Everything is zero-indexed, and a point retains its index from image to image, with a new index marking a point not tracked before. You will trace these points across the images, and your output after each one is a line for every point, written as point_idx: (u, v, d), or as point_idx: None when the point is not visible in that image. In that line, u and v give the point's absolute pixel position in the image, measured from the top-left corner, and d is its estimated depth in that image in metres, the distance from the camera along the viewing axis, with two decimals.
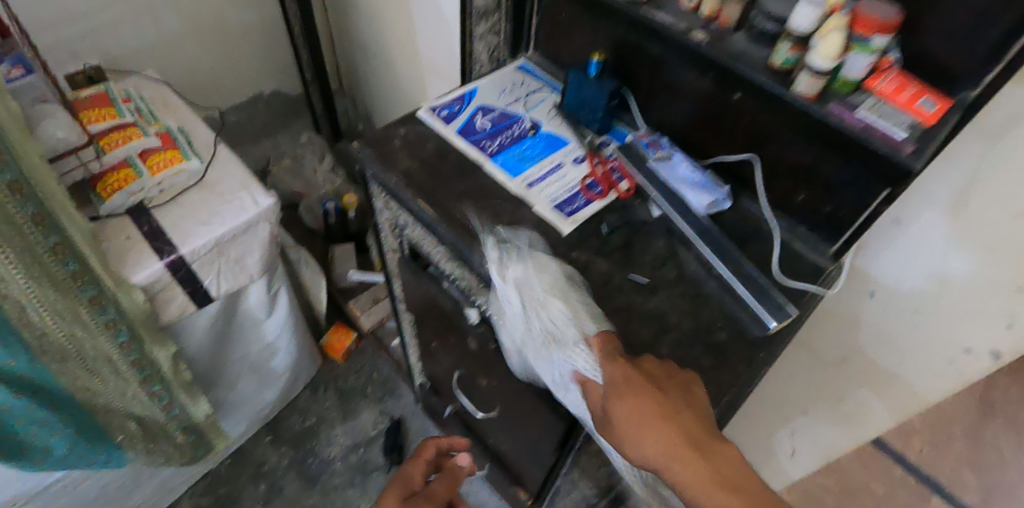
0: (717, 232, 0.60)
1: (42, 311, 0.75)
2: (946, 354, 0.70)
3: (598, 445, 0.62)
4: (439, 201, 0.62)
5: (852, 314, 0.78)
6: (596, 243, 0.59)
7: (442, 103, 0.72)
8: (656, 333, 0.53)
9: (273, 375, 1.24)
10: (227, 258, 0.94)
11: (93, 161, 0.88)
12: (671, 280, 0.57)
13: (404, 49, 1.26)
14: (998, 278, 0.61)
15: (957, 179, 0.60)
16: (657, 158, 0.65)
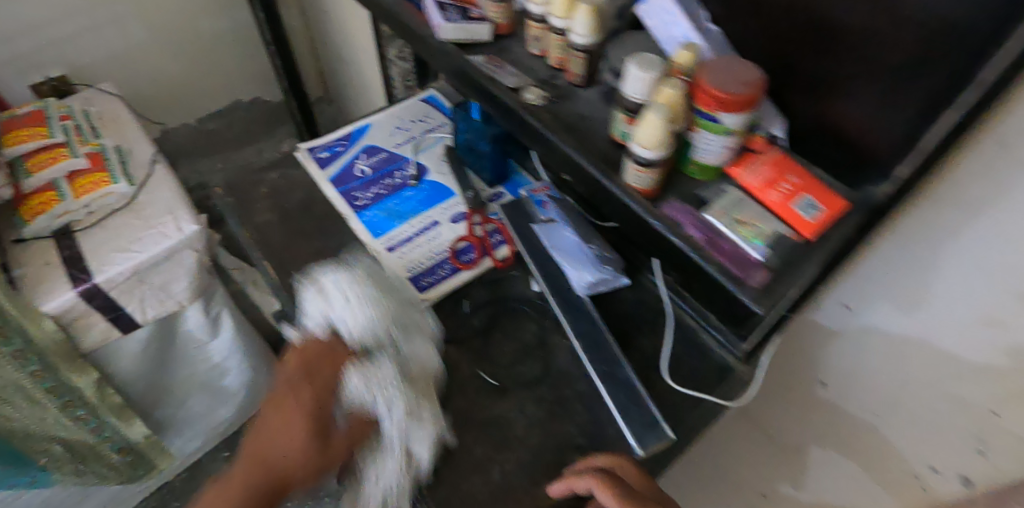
0: (598, 319, 0.50)
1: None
2: (908, 466, 0.57)
3: None
4: (287, 264, 0.54)
5: (802, 401, 0.66)
6: (450, 325, 0.50)
7: (325, 142, 0.64)
8: (493, 448, 0.44)
9: (227, 393, 1.21)
10: (151, 286, 0.91)
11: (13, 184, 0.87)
12: (530, 379, 0.48)
13: (371, 61, 1.20)
14: (966, 393, 0.48)
15: (912, 270, 0.47)
16: (544, 220, 0.55)
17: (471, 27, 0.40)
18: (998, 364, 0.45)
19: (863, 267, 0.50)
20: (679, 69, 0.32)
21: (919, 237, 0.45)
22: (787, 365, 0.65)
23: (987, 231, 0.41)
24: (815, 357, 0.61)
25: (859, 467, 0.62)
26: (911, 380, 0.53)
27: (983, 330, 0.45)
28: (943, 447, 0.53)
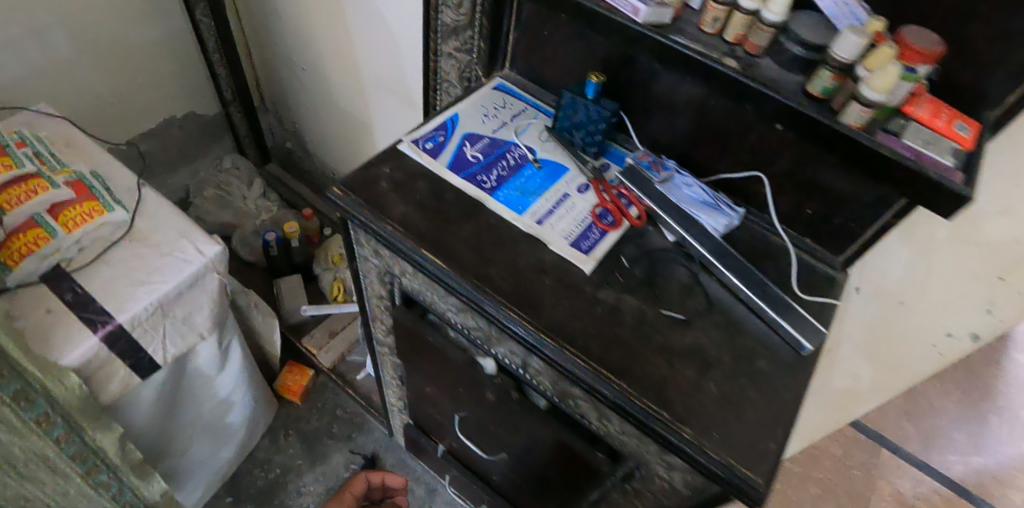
0: (734, 252, 0.59)
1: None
2: (939, 325, 0.73)
3: (641, 485, 0.58)
4: (449, 250, 0.56)
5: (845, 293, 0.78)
6: (620, 279, 0.56)
7: (425, 133, 0.66)
8: (699, 370, 0.51)
9: (228, 431, 1.12)
10: (173, 319, 0.82)
11: None
12: (702, 311, 0.55)
13: (340, 62, 1.15)
14: (979, 269, 0.66)
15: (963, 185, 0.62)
16: (660, 180, 0.63)
17: (665, 15, 0.49)
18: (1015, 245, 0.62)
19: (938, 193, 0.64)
20: (879, 35, 0.43)
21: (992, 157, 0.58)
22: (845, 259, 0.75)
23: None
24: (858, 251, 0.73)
25: (893, 328, 0.77)
26: (941, 283, 0.70)
27: (1002, 223, 0.61)
28: (962, 317, 0.71)
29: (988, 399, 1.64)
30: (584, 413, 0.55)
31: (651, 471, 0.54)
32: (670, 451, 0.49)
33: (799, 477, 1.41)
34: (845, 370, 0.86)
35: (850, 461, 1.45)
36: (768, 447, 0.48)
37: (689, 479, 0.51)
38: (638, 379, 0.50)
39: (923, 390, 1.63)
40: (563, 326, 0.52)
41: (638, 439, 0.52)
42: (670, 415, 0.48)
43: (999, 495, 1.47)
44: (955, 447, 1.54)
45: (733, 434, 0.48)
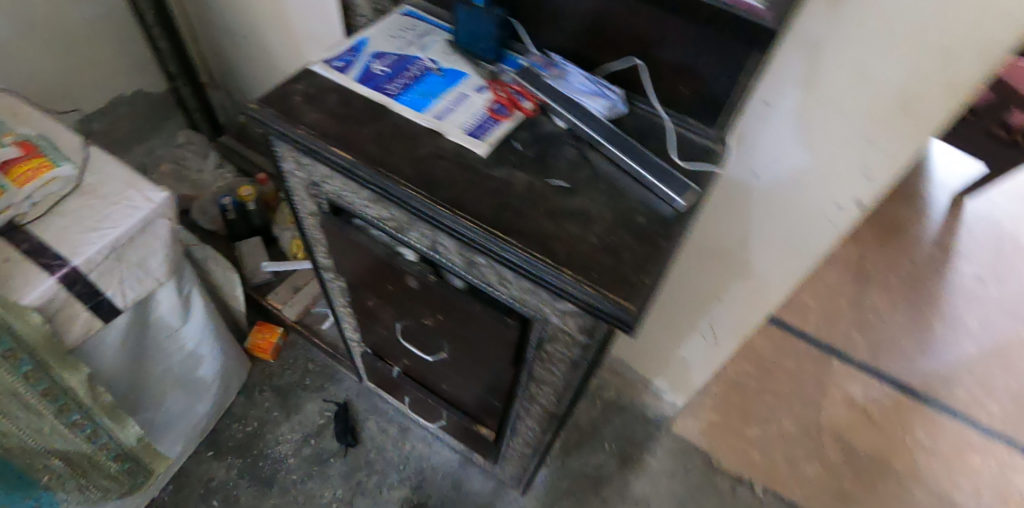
0: (618, 131, 0.66)
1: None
2: (827, 198, 0.81)
3: (550, 347, 0.64)
4: (356, 146, 0.62)
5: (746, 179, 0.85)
6: (512, 159, 0.62)
7: (336, 54, 0.71)
8: (581, 226, 0.58)
9: (201, 385, 1.17)
10: (128, 264, 0.88)
11: None
12: (587, 180, 0.62)
13: (276, 28, 1.20)
14: (849, 134, 0.73)
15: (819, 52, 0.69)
16: (552, 76, 0.69)
17: None
18: (870, 102, 0.69)
19: (802, 63, 0.71)
20: None
21: (836, 18, 0.65)
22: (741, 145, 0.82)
23: (860, 12, 0.64)
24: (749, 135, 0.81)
25: (791, 207, 0.84)
26: (821, 154, 0.77)
27: (856, 84, 0.69)
28: (844, 186, 0.78)
29: (933, 306, 1.72)
30: (488, 280, 0.61)
31: (553, 326, 0.61)
32: (559, 297, 0.56)
33: (755, 390, 1.49)
34: (760, 259, 0.94)
35: (802, 371, 1.54)
36: (640, 282, 0.54)
37: (580, 322, 0.57)
38: (525, 235, 0.56)
39: (871, 302, 1.71)
40: (459, 199, 0.58)
41: (533, 293, 0.58)
42: (552, 260, 0.54)
43: (944, 391, 1.55)
44: (904, 353, 1.61)
45: (610, 273, 0.55)
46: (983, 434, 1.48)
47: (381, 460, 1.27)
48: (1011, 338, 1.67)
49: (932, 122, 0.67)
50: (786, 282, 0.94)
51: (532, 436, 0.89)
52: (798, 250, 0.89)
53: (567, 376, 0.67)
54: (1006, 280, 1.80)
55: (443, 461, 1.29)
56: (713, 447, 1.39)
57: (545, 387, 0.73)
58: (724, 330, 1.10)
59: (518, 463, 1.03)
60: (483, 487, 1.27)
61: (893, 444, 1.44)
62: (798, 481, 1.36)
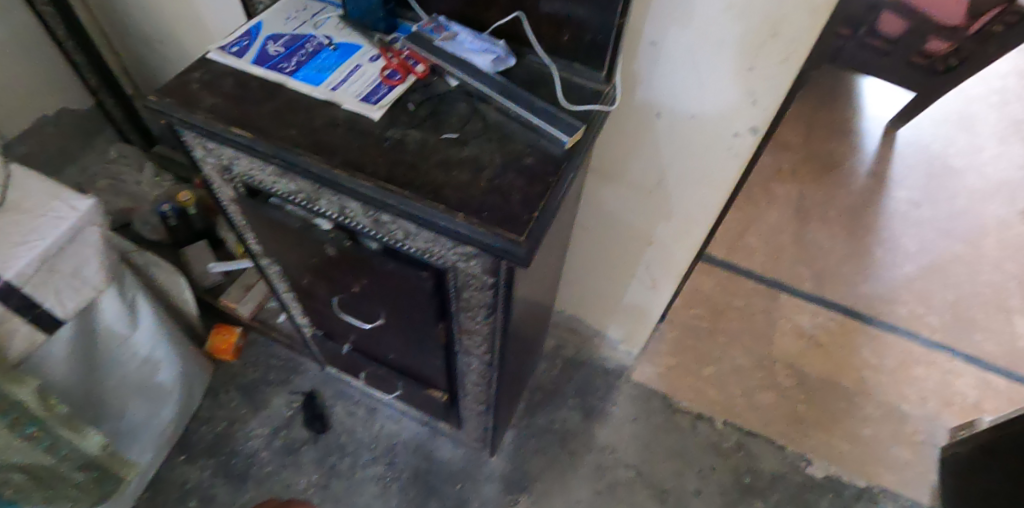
0: (507, 83, 0.69)
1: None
2: (725, 129, 0.85)
3: (466, 294, 0.68)
4: (252, 124, 0.64)
5: (650, 121, 0.89)
6: (406, 119, 0.65)
7: (231, 41, 0.73)
8: (473, 173, 0.61)
9: (164, 392, 1.18)
10: (62, 274, 0.89)
11: None
12: (479, 131, 0.65)
13: (189, 28, 1.21)
14: (733, 63, 0.78)
15: None
16: (442, 39, 0.72)
17: None
18: (745, 31, 0.74)
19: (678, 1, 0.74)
20: None
21: None
22: (640, 88, 0.85)
23: None
24: (645, 77, 0.84)
25: (695, 142, 0.89)
26: (712, 87, 0.81)
27: (730, 14, 0.73)
28: (737, 114, 0.83)
29: (872, 233, 1.80)
30: (397, 236, 0.64)
31: (462, 272, 0.64)
32: (458, 241, 0.59)
33: (708, 331, 1.55)
34: (678, 196, 0.99)
35: (751, 308, 1.61)
36: (529, 216, 0.58)
37: (482, 262, 0.61)
38: (419, 187, 0.59)
39: (813, 236, 1.78)
40: (354, 160, 0.61)
41: (436, 241, 0.61)
42: (445, 206, 0.58)
43: (886, 311, 1.63)
44: (847, 280, 1.69)
45: (501, 211, 0.58)
46: (924, 346, 1.56)
47: (352, 442, 1.31)
48: (945, 254, 1.76)
49: (802, 43, 0.72)
50: (705, 218, 1.00)
51: (479, 390, 0.93)
52: (708, 183, 0.94)
53: (488, 321, 0.71)
54: (938, 201, 1.89)
55: (414, 435, 1.33)
56: (672, 389, 1.45)
57: (475, 336, 0.77)
58: (660, 271, 1.16)
59: (476, 422, 1.07)
60: (454, 455, 1.31)
61: (842, 365, 1.51)
62: (755, 410, 1.43)
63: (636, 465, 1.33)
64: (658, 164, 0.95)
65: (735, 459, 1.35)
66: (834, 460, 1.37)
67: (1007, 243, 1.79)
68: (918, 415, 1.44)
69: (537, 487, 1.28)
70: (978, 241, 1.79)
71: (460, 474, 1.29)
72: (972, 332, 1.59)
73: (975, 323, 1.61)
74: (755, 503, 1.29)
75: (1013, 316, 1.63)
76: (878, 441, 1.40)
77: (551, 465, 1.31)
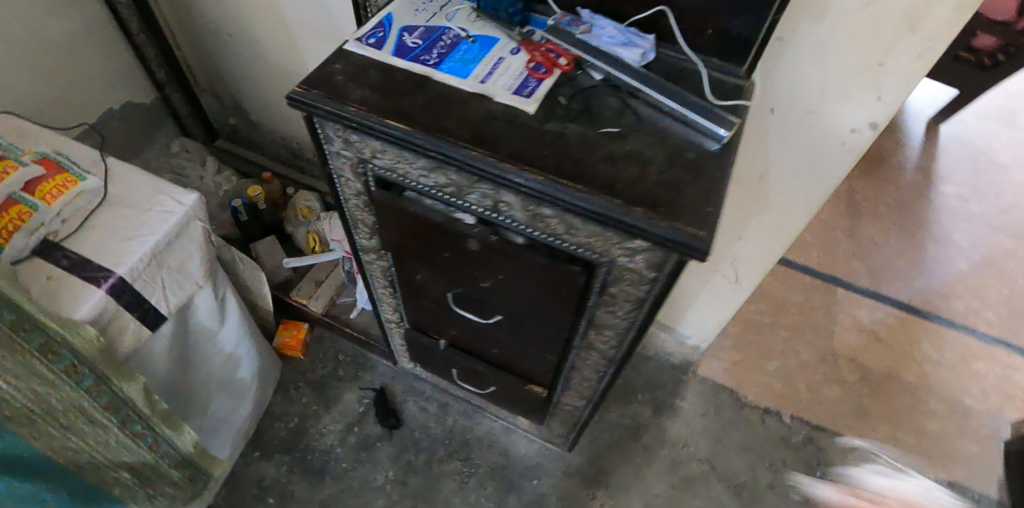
0: (654, 76, 0.68)
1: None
2: (842, 125, 0.85)
3: (614, 288, 0.68)
4: (409, 117, 0.63)
5: (762, 117, 0.89)
6: (560, 113, 0.64)
7: (365, 32, 0.71)
8: (639, 168, 0.61)
9: (242, 386, 1.18)
10: (169, 269, 0.88)
11: None
12: (634, 125, 0.64)
13: (268, 19, 1.20)
14: (863, 59, 0.77)
15: None
16: (581, 32, 0.71)
17: None
18: (882, 26, 0.73)
19: None
20: None
21: None
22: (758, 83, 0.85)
23: None
24: (765, 71, 0.84)
25: (807, 137, 0.89)
26: (836, 82, 0.81)
27: (869, 9, 0.72)
28: (858, 110, 0.82)
29: (923, 228, 1.80)
30: (554, 231, 0.64)
31: (619, 267, 0.64)
32: (629, 236, 0.59)
33: (770, 326, 1.56)
34: (778, 191, 0.99)
35: (810, 303, 1.61)
36: (705, 211, 0.58)
37: (648, 256, 0.61)
38: (590, 181, 0.59)
39: (866, 231, 1.78)
40: (520, 154, 0.60)
41: (601, 235, 0.61)
42: (621, 201, 0.57)
43: (942, 305, 1.64)
44: (902, 275, 1.69)
45: (676, 207, 0.58)
46: (982, 341, 1.57)
47: (426, 438, 1.31)
48: (997, 249, 1.76)
49: (942, 39, 0.71)
50: (806, 213, 1.00)
51: (586, 384, 0.93)
52: (814, 179, 0.94)
53: (630, 314, 0.71)
54: (985, 196, 1.89)
55: (487, 430, 1.33)
56: (738, 384, 1.45)
57: (605, 330, 0.77)
58: (744, 266, 1.16)
59: (568, 417, 1.08)
60: (528, 450, 1.31)
61: (903, 360, 1.52)
62: (821, 404, 1.44)
63: (708, 458, 1.33)
64: (763, 160, 0.95)
65: (805, 453, 1.36)
66: (902, 454, 1.38)
67: None
68: (981, 408, 1.46)
69: (613, 480, 1.28)
70: None
71: (536, 469, 1.29)
72: None
73: None
74: (828, 495, 1.30)
75: None
76: (944, 434, 1.41)
77: (625, 459, 1.31)
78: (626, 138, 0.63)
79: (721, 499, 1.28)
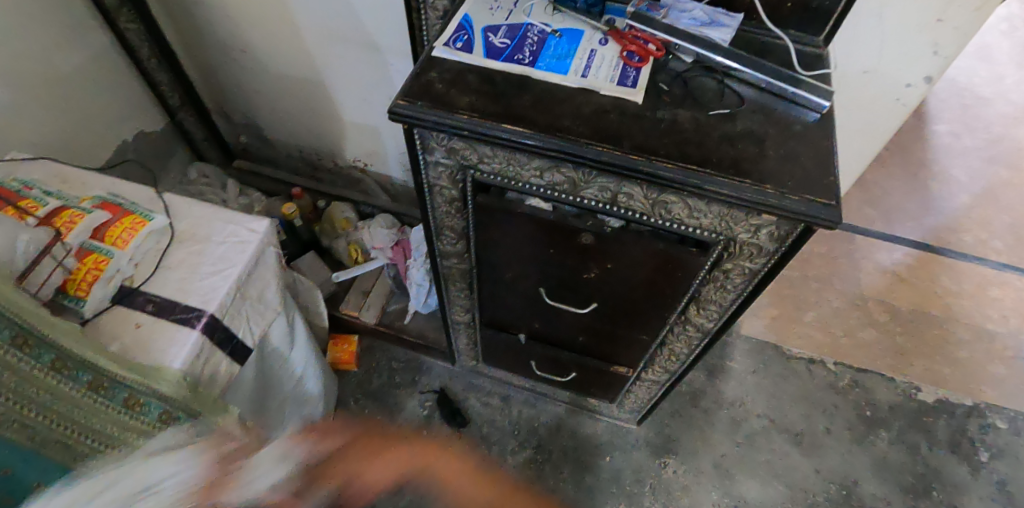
0: (743, 54, 0.70)
1: (91, 440, 0.70)
2: (897, 81, 0.88)
3: (729, 265, 0.70)
4: (524, 119, 0.62)
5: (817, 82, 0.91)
6: (666, 100, 0.65)
7: (450, 37, 0.70)
8: (757, 146, 0.62)
9: (311, 407, 1.16)
10: (250, 300, 0.86)
11: (60, 261, 0.74)
12: (738, 105, 0.66)
13: (284, 29, 1.16)
14: (922, 17, 0.79)
15: None
16: (663, 16, 0.72)
17: None
18: None
19: None
20: None
21: None
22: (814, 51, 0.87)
23: None
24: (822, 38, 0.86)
25: (861, 96, 0.92)
26: (893, 41, 0.83)
27: None
28: (914, 66, 0.85)
29: (924, 168, 1.88)
30: (675, 216, 0.65)
31: (739, 243, 0.66)
32: (759, 214, 0.61)
33: (800, 280, 1.62)
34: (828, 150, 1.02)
35: (833, 253, 1.67)
36: (831, 181, 0.60)
37: (772, 231, 0.63)
38: (717, 165, 0.60)
39: (873, 177, 1.85)
40: (643, 145, 0.61)
41: (726, 216, 0.63)
42: (751, 181, 0.59)
43: (953, 239, 1.72)
44: (912, 215, 1.76)
45: (804, 181, 0.60)
46: (995, 268, 1.66)
47: (496, 432, 1.32)
48: (994, 180, 1.85)
49: None
50: (856, 168, 1.03)
51: (673, 360, 0.95)
52: (867, 134, 0.97)
53: (738, 289, 0.73)
54: (975, 130, 1.98)
55: (552, 416, 1.35)
56: (781, 339, 1.50)
57: (708, 305, 0.79)
58: None
59: (646, 393, 1.10)
60: (596, 429, 1.34)
61: (927, 295, 1.60)
62: (860, 348, 1.50)
63: (766, 413, 1.38)
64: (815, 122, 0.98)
65: (853, 395, 1.42)
66: (940, 384, 1.46)
67: None
68: (1003, 332, 1.55)
69: (681, 447, 1.32)
70: (1018, 163, 1.90)
71: (606, 447, 1.32)
72: None
73: None
74: (880, 432, 1.37)
75: None
76: (975, 360, 1.50)
77: (689, 425, 1.35)
78: (735, 118, 0.64)
79: (784, 450, 1.33)
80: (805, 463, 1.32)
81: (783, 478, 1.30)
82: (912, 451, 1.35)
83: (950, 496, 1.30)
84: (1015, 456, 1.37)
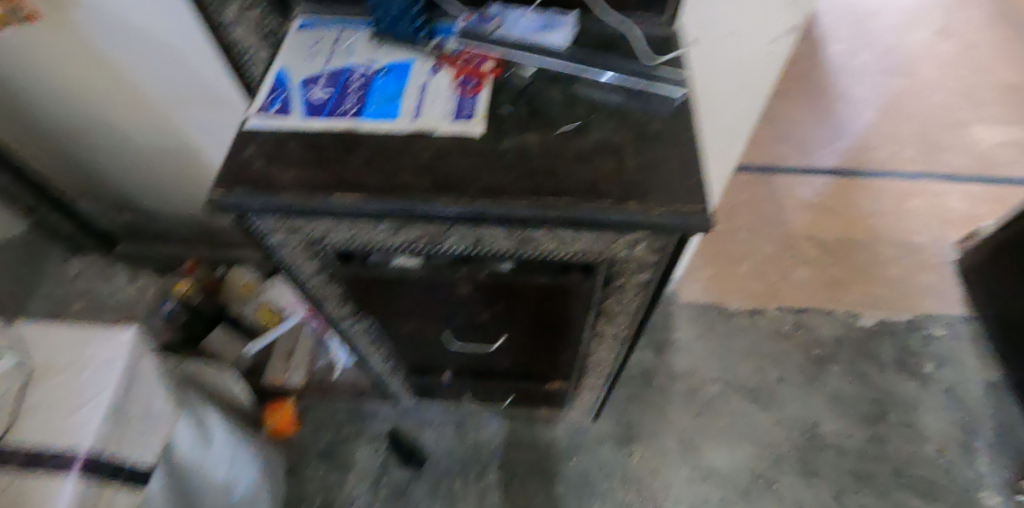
0: (585, 53, 0.64)
1: None
2: (764, 36, 0.84)
3: (620, 279, 0.65)
4: (357, 185, 0.56)
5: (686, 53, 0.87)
6: (511, 125, 0.60)
7: (265, 100, 0.63)
8: (614, 157, 0.57)
9: (254, 492, 1.08)
10: (136, 418, 0.78)
11: None
12: (589, 112, 0.61)
13: (122, 103, 1.04)
14: None
15: None
16: (496, 27, 0.66)
17: None
18: None
19: None
20: None
21: None
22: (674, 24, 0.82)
23: None
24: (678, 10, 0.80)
25: (734, 58, 0.88)
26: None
27: None
28: (778, 19, 0.81)
29: (828, 93, 1.89)
30: (548, 246, 0.60)
31: (623, 259, 0.61)
32: (631, 231, 0.56)
33: (729, 233, 1.62)
34: (718, 115, 0.98)
35: (756, 198, 1.67)
36: (698, 182, 0.55)
37: (650, 244, 0.58)
38: (574, 190, 0.55)
39: (780, 112, 1.86)
40: (491, 186, 0.55)
41: (599, 238, 0.58)
42: (612, 200, 0.54)
43: (866, 159, 1.74)
44: (824, 142, 1.78)
45: (670, 190, 0.55)
46: (909, 179, 1.69)
47: (456, 463, 1.27)
48: (894, 91, 1.88)
49: None
50: (747, 128, 1.00)
51: (603, 369, 0.92)
52: (750, 93, 0.94)
53: (638, 298, 0.69)
54: (868, 44, 2.00)
55: (511, 432, 1.31)
56: (720, 296, 1.50)
57: (616, 317, 0.75)
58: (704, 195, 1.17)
59: (591, 398, 1.07)
60: (557, 434, 1.31)
61: (851, 221, 1.62)
62: (797, 287, 1.51)
63: (719, 376, 1.38)
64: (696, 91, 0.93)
65: (799, 338, 1.43)
66: (877, 306, 1.48)
67: (937, 63, 1.94)
68: (927, 241, 1.58)
69: (643, 431, 1.31)
70: (914, 70, 1.93)
71: (570, 449, 1.29)
72: (941, 153, 1.74)
73: (940, 144, 1.75)
74: (830, 368, 1.39)
75: (965, 126, 1.79)
76: (905, 275, 1.53)
77: (647, 407, 1.34)
78: (587, 129, 0.59)
79: (744, 408, 1.34)
80: (765, 416, 1.33)
81: (747, 437, 1.30)
82: (863, 380, 1.37)
83: (905, 416, 1.32)
84: (959, 361, 1.40)
